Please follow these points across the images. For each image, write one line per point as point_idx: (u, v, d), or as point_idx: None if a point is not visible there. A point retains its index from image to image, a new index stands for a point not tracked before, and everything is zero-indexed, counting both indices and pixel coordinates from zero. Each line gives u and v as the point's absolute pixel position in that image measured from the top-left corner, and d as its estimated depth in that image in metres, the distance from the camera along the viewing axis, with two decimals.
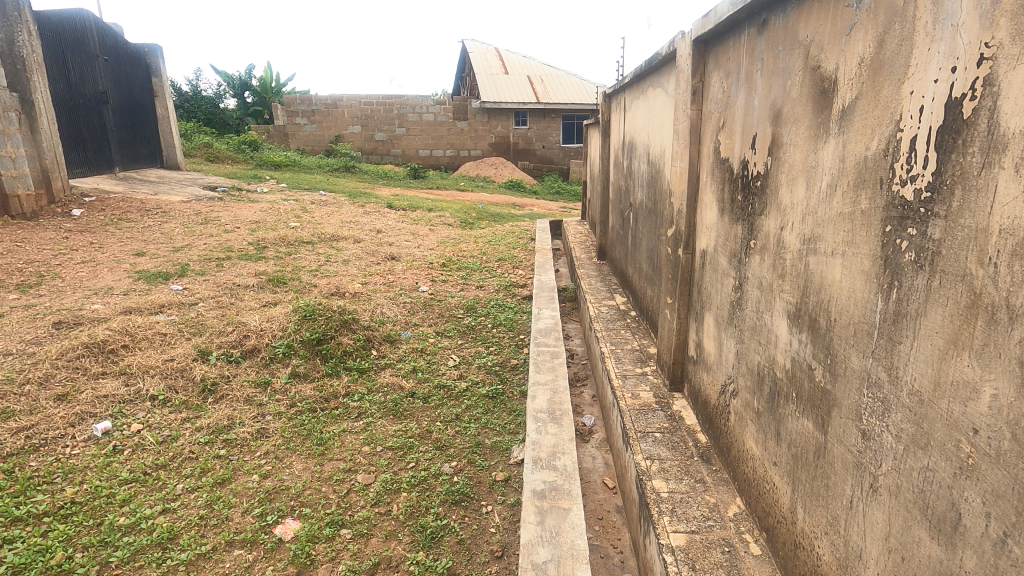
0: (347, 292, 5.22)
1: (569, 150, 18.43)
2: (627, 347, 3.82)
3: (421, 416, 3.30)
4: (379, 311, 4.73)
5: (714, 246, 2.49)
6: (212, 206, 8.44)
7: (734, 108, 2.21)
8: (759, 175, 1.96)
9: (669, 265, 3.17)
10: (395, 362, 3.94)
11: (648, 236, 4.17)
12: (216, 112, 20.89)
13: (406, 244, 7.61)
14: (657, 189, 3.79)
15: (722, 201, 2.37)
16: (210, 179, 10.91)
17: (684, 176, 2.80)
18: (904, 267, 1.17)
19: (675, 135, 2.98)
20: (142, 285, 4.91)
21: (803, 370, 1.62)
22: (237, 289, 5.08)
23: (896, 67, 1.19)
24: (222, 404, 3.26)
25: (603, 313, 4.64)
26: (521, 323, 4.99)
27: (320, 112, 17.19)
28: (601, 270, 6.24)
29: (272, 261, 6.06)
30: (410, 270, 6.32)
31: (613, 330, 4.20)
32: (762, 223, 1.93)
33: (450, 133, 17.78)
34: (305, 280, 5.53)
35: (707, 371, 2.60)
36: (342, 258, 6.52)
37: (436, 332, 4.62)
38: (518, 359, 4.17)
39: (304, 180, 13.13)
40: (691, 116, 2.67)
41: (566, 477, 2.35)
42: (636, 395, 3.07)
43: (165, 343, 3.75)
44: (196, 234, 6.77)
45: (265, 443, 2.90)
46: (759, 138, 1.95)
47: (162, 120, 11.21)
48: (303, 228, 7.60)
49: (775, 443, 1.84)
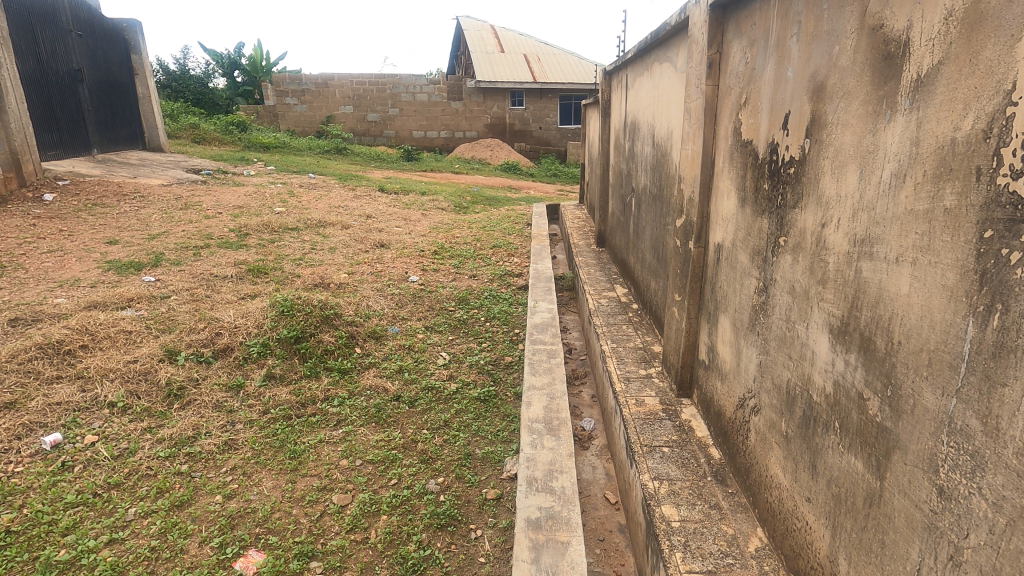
0: (331, 284, 4.93)
1: (566, 131, 17.93)
2: (629, 346, 3.55)
3: (406, 422, 3.04)
4: (365, 305, 4.46)
5: (731, 240, 2.20)
6: (194, 190, 8.09)
7: (760, 82, 1.91)
8: (791, 162, 1.67)
9: (677, 258, 2.89)
10: (380, 361, 3.67)
11: (653, 224, 3.87)
12: (204, 92, 20.30)
13: (397, 230, 7.28)
14: (664, 174, 3.49)
15: (743, 189, 2.07)
16: (194, 162, 10.50)
17: (697, 160, 2.51)
18: (1013, 287, 0.88)
19: (685, 115, 2.68)
20: (111, 277, 4.61)
21: (849, 398, 1.35)
22: (214, 281, 4.78)
23: (1006, 20, 0.90)
24: (188, 411, 2.98)
25: (603, 306, 4.38)
26: (516, 316, 4.71)
27: (311, 93, 16.70)
28: (601, 258, 5.95)
29: (254, 250, 5.77)
30: (399, 258, 6.01)
31: (614, 326, 3.94)
32: (795, 217, 1.65)
33: (444, 114, 17.30)
34: (288, 271, 5.23)
35: (722, 380, 2.34)
36: (329, 245, 6.22)
37: (426, 326, 4.34)
38: (512, 357, 3.91)
39: (293, 162, 12.73)
40: (706, 93, 2.37)
41: (564, 502, 2.09)
42: (640, 401, 2.81)
43: (129, 343, 3.46)
44: (177, 221, 6.44)
45: (232, 457, 2.63)
46: (793, 117, 1.66)
47: (144, 99, 10.77)
48: (289, 214, 7.29)
49: (809, 477, 1.57)
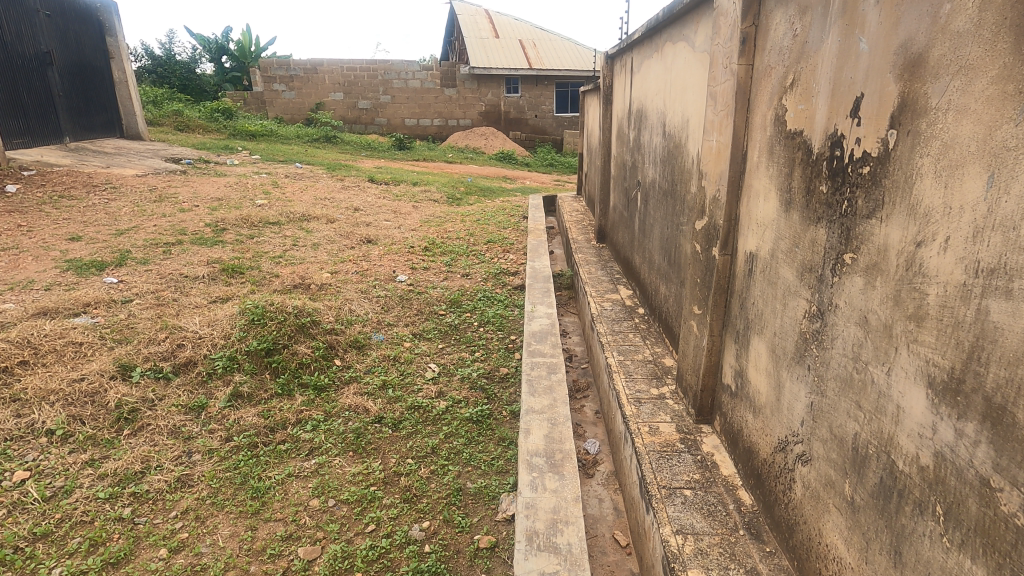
0: (312, 285, 4.56)
1: (563, 119, 17.46)
2: (638, 359, 3.21)
3: (389, 450, 2.69)
4: (347, 309, 4.08)
5: (770, 250, 1.85)
6: (171, 180, 7.65)
7: (815, 57, 1.55)
8: (865, 159, 1.31)
9: (696, 265, 2.54)
10: (361, 376, 3.32)
11: (663, 223, 3.52)
12: (191, 77, 19.62)
13: (385, 224, 6.89)
14: (678, 168, 3.13)
15: (788, 189, 1.72)
16: (174, 151, 10.03)
17: (724, 153, 2.15)
18: None
19: (710, 101, 2.32)
20: (69, 278, 4.22)
21: (962, 481, 1.01)
22: (182, 282, 4.39)
23: None
24: (138, 438, 2.62)
25: (606, 311, 4.03)
26: (511, 320, 4.36)
27: (300, 78, 16.16)
28: (602, 255, 5.59)
29: (230, 246, 5.37)
30: (387, 255, 5.63)
31: (620, 334, 3.59)
32: (870, 230, 1.29)
33: (437, 101, 16.79)
34: (265, 270, 4.85)
35: (754, 413, 2.00)
36: (312, 241, 5.83)
37: (414, 333, 3.98)
38: (508, 369, 3.57)
39: (280, 151, 12.26)
40: (738, 73, 2.01)
41: (571, 566, 1.76)
42: (654, 429, 2.47)
43: (77, 357, 3.08)
44: (149, 214, 6.03)
45: (185, 498, 2.28)
46: (868, 102, 1.30)
47: (120, 84, 10.28)
48: (270, 206, 6.88)
49: (888, 564, 1.24)
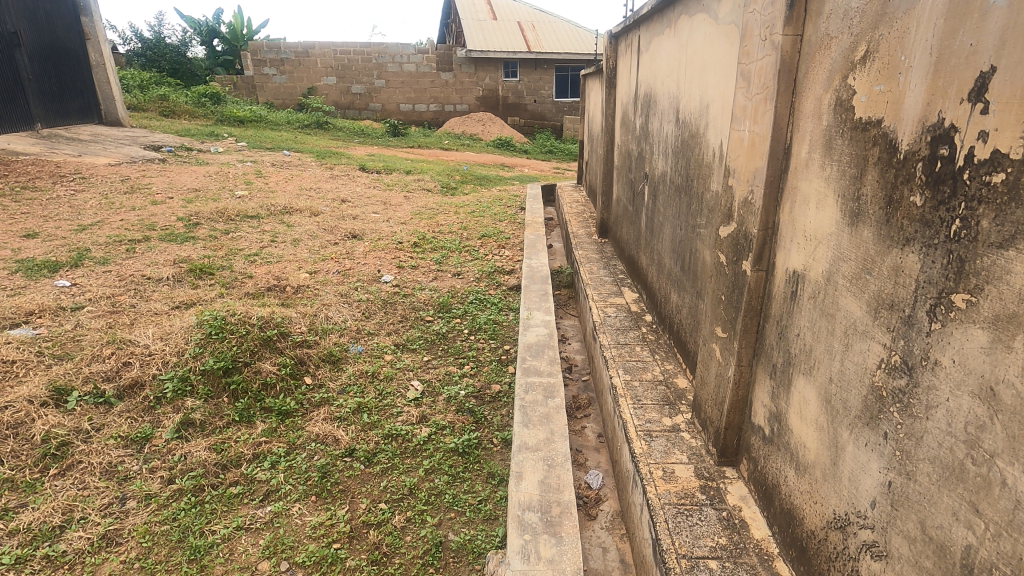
0: (287, 288, 4.16)
1: (562, 104, 16.91)
2: (647, 380, 2.82)
3: (359, 492, 2.32)
4: (324, 316, 3.69)
5: (825, 273, 1.46)
6: (146, 170, 7.21)
7: (907, 17, 1.14)
8: (996, 163, 0.92)
9: (720, 278, 2.14)
10: (334, 398, 2.94)
11: (675, 222, 3.12)
12: (181, 61, 19.04)
13: (373, 217, 6.46)
14: (694, 161, 2.73)
15: (856, 197, 1.31)
16: (155, 138, 9.56)
17: (762, 146, 1.75)
18: None
19: (741, 81, 1.91)
20: (16, 281, 3.82)
21: None
22: (143, 286, 4.00)
23: None
24: (65, 480, 2.24)
25: (610, 318, 3.64)
26: (506, 328, 3.98)
27: (291, 62, 15.63)
28: (605, 252, 5.19)
29: (202, 243, 4.97)
30: (373, 252, 5.23)
31: (626, 348, 3.21)
32: (1007, 267, 0.90)
33: (433, 85, 16.24)
34: (237, 271, 4.45)
35: (797, 471, 1.62)
36: (292, 237, 5.43)
37: (397, 344, 3.59)
38: (500, 388, 3.19)
39: (268, 138, 11.78)
40: (783, 46, 1.59)
41: None
42: (669, 473, 2.09)
43: (6, 379, 2.70)
44: (117, 207, 5.61)
45: (109, 562, 1.91)
46: (1005, 79, 0.90)
47: (98, 68, 9.79)
48: (251, 198, 6.46)
49: None
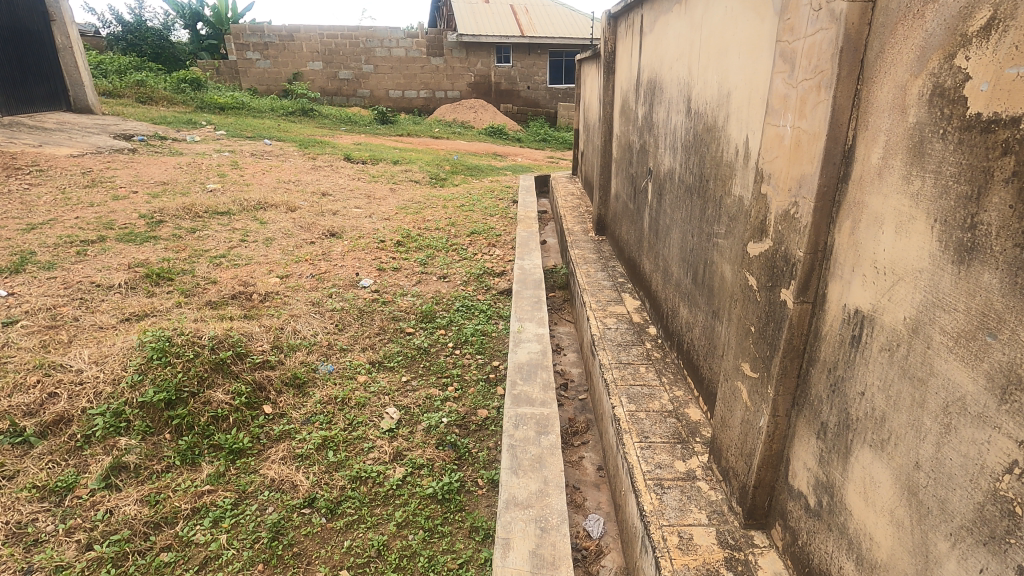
0: (254, 297, 3.77)
1: (557, 91, 16.41)
2: (654, 411, 2.47)
3: (317, 556, 1.96)
4: (291, 329, 3.31)
5: (910, 321, 1.09)
6: (112, 161, 6.73)
7: None
8: None
9: (748, 304, 1.77)
10: (296, 431, 2.57)
11: (685, 226, 2.75)
12: (164, 44, 18.07)
13: (355, 212, 6.05)
14: (710, 158, 2.36)
15: (971, 226, 0.94)
16: (126, 125, 9.04)
17: (812, 146, 1.37)
18: None
19: (780, 64, 1.53)
20: None
21: None
22: (91, 294, 3.60)
23: None
24: None
25: (610, 331, 3.28)
26: (495, 339, 3.61)
27: (275, 46, 15.03)
28: (603, 252, 4.82)
29: (165, 243, 4.56)
30: (352, 252, 4.83)
31: (629, 368, 2.85)
32: None
33: (423, 71, 15.68)
34: (200, 275, 4.05)
35: (857, 566, 1.27)
36: (265, 235, 5.02)
37: (373, 361, 3.21)
38: (487, 415, 2.83)
39: (248, 126, 11.26)
40: (848, 15, 1.21)
41: None
42: (687, 539, 1.74)
43: None
44: (74, 204, 5.16)
45: None
46: None
47: (64, 51, 9.21)
48: (223, 192, 6.02)
49: None
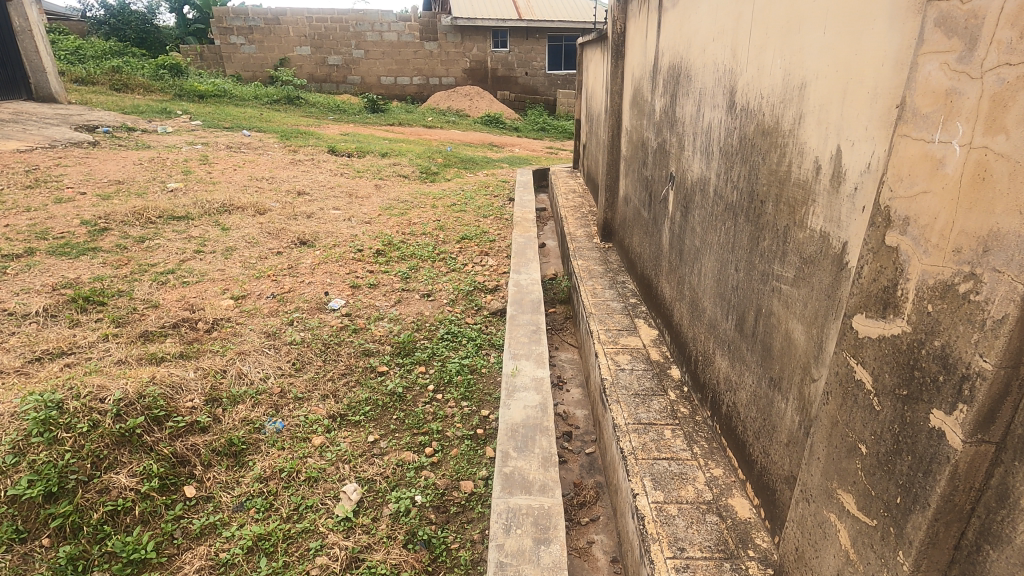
0: (198, 326, 3.16)
1: (556, 77, 15.64)
2: (690, 502, 1.89)
3: None
4: (234, 373, 2.70)
5: None
6: (65, 157, 6.09)
7: None
8: None
9: (850, 405, 1.17)
10: (222, 524, 1.98)
11: (723, 253, 2.15)
12: (149, 28, 17.25)
13: (333, 215, 5.42)
14: (767, 170, 1.76)
15: None
16: (92, 115, 8.36)
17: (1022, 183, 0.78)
18: None
19: (936, 38, 0.93)
20: None
21: None
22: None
23: None
24: None
25: (625, 373, 2.68)
26: (485, 378, 3.02)
27: (260, 31, 14.26)
28: (610, 264, 4.21)
29: (105, 256, 3.94)
30: (324, 265, 4.22)
31: (653, 432, 2.25)
32: None
33: (416, 56, 14.92)
34: (139, 297, 3.44)
35: None
36: (226, 244, 4.41)
37: (334, 414, 2.61)
38: (473, 491, 2.24)
39: (228, 115, 10.55)
40: None
41: None
42: None
43: None
44: (9, 208, 4.54)
45: None
46: None
47: (22, 35, 8.51)
48: (185, 192, 5.39)
49: None
